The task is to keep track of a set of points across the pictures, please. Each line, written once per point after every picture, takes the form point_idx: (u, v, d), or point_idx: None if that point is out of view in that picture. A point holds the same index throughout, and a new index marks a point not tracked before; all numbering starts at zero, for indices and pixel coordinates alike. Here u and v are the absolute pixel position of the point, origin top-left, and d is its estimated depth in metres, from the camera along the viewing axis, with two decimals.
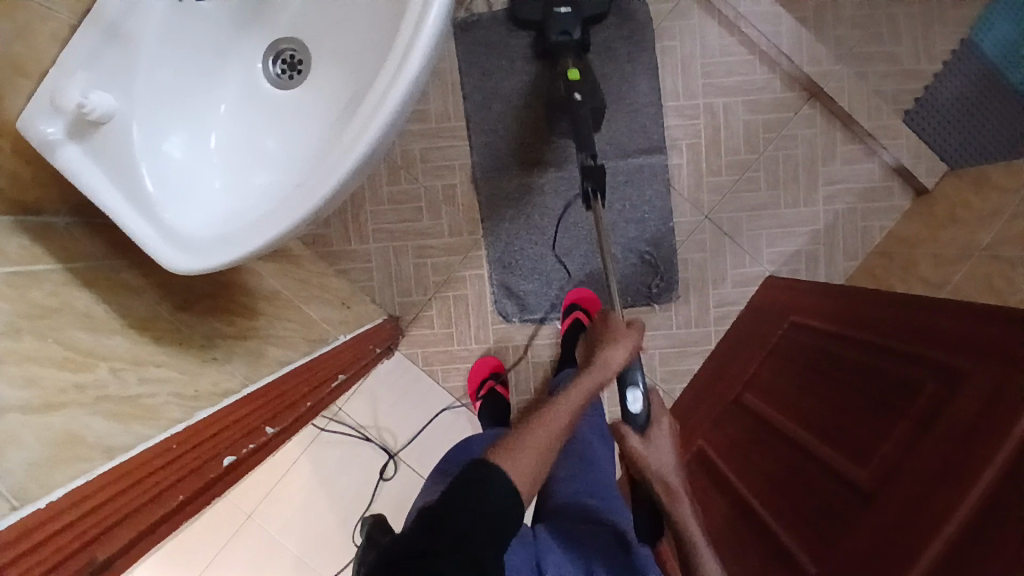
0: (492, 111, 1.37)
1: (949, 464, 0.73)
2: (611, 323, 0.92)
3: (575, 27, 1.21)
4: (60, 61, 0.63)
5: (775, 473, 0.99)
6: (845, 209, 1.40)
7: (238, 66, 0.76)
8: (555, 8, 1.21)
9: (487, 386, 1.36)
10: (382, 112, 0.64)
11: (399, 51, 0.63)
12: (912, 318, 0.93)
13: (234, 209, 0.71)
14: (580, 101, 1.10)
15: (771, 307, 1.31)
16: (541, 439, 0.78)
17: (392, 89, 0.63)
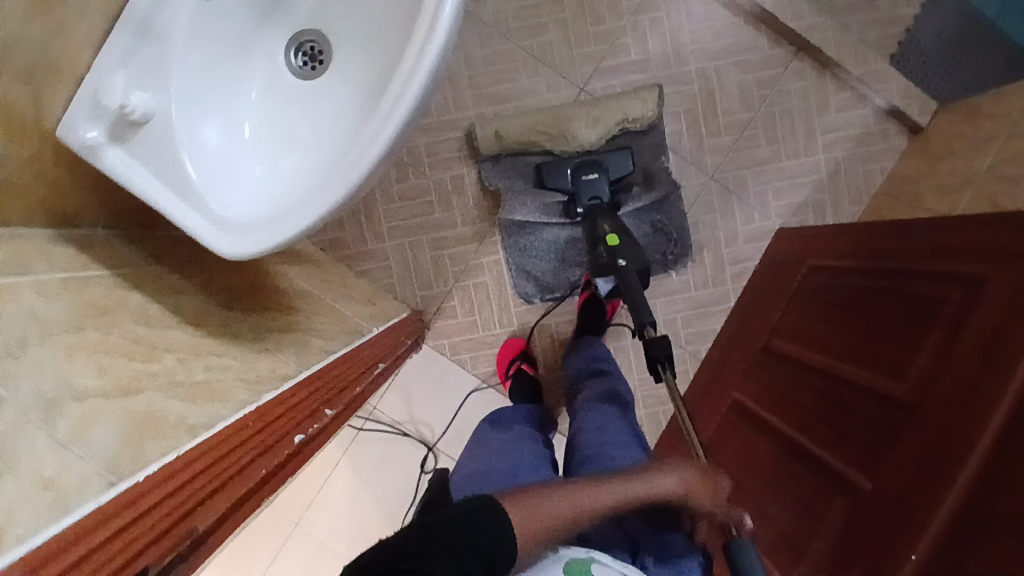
0: (506, 159, 1.40)
1: (987, 360, 0.75)
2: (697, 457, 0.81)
3: (604, 191, 1.32)
4: (96, 66, 0.66)
5: (814, 407, 1.00)
6: (844, 155, 1.43)
7: (260, 59, 0.77)
8: (585, 175, 1.31)
9: (516, 366, 1.38)
10: (417, 77, 0.66)
11: (428, 21, 0.67)
12: (932, 239, 0.95)
13: (274, 193, 0.73)
14: (626, 266, 1.15)
15: (788, 255, 1.33)
16: (552, 509, 0.69)
17: (425, 52, 0.66)
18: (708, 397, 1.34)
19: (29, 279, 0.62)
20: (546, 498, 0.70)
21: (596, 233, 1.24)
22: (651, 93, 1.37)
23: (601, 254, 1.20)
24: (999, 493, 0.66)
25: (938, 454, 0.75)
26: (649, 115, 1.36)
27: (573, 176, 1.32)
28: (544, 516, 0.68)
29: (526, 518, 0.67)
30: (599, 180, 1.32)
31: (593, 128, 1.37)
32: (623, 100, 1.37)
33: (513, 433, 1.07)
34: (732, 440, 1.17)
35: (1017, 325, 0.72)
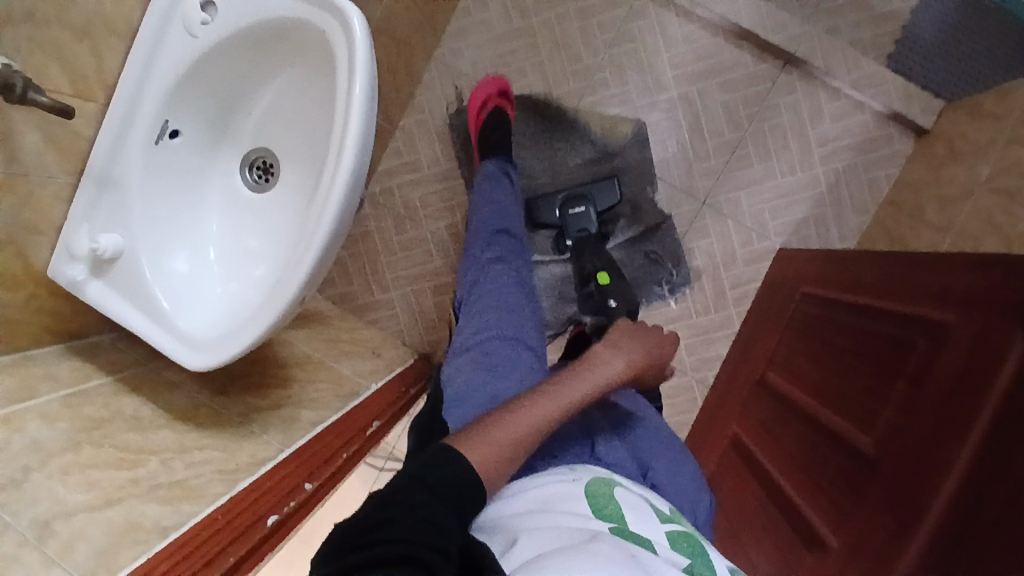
0: None
1: (945, 418, 0.73)
2: (621, 342, 0.89)
3: (591, 222, 1.35)
4: (71, 216, 0.76)
5: (796, 452, 0.99)
6: (844, 165, 1.37)
7: (220, 180, 0.86)
8: (571, 210, 1.35)
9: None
10: (331, 196, 0.71)
11: (336, 147, 0.70)
12: (911, 277, 0.92)
13: (235, 303, 0.81)
14: (615, 308, 1.22)
15: (783, 281, 1.31)
16: (508, 433, 0.70)
17: (337, 173, 0.70)
18: (711, 430, 1.34)
19: (32, 406, 0.73)
20: (517, 412, 0.73)
21: (584, 270, 1.30)
22: (635, 121, 1.40)
23: (591, 293, 1.27)
24: (943, 571, 0.65)
25: (893, 519, 0.74)
26: (636, 146, 1.40)
27: (561, 209, 1.35)
28: (521, 427, 0.71)
29: (490, 439, 0.69)
30: (587, 212, 1.35)
31: (579, 153, 1.43)
32: (608, 134, 1.41)
33: (495, 294, 1.03)
34: (730, 477, 1.17)
35: (975, 385, 0.70)
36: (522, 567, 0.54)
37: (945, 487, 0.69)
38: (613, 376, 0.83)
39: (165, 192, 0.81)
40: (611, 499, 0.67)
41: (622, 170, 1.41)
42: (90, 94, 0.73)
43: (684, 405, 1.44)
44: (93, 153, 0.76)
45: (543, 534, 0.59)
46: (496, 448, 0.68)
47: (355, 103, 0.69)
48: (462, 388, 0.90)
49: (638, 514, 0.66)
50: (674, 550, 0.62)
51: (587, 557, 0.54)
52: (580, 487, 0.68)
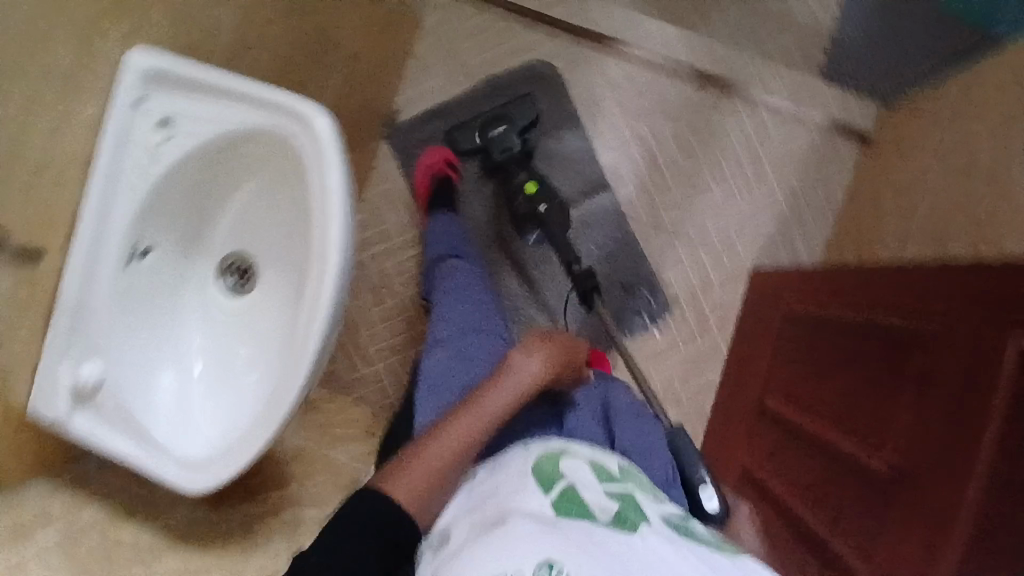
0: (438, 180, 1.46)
1: (952, 426, 0.76)
2: (542, 347, 0.98)
3: (513, 139, 1.37)
4: (46, 353, 0.73)
5: (812, 479, 1.00)
6: (799, 178, 1.42)
7: (195, 292, 0.85)
8: (491, 131, 1.37)
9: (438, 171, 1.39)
10: (322, 306, 0.74)
11: (321, 248, 0.74)
12: (899, 291, 0.97)
13: (228, 420, 0.81)
14: (546, 213, 1.30)
15: (764, 300, 1.35)
16: (444, 448, 0.83)
17: (326, 272, 0.73)
18: (721, 458, 1.34)
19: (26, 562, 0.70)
20: (453, 430, 0.85)
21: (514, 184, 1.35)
22: (594, 160, 1.45)
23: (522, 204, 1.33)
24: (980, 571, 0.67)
25: (923, 529, 0.75)
26: (595, 174, 1.45)
27: (481, 133, 1.38)
28: (452, 443, 0.84)
29: (420, 473, 0.79)
30: (507, 131, 1.37)
31: (535, 133, 1.46)
32: (572, 160, 1.45)
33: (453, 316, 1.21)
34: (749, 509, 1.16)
35: (979, 387, 0.74)
36: (445, 563, 0.63)
37: (966, 490, 0.71)
38: (531, 379, 0.94)
39: (141, 312, 0.80)
40: (554, 471, 0.72)
41: (563, 155, 1.45)
42: (56, 231, 0.72)
43: (686, 433, 1.44)
44: (65, 286, 0.73)
45: (483, 526, 0.65)
46: (426, 470, 0.80)
47: (333, 202, 0.73)
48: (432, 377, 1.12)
49: (582, 481, 0.71)
50: (607, 502, 0.68)
51: (518, 545, 0.59)
52: (529, 463, 0.74)
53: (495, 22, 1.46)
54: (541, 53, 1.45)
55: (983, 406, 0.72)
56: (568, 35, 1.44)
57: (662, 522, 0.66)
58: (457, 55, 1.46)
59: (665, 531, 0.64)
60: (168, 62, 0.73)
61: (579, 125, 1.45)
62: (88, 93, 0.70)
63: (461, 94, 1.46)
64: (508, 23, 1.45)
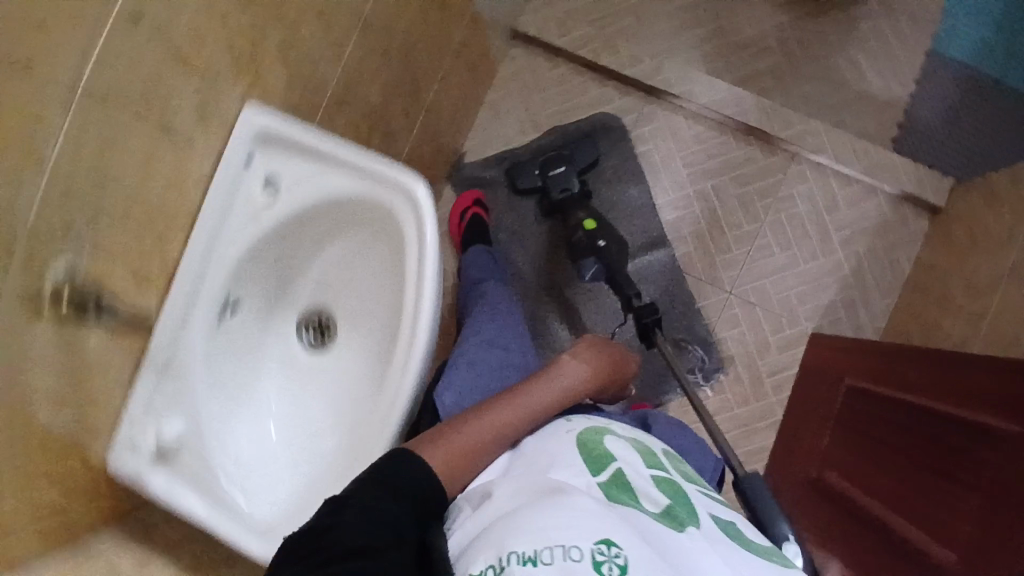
0: (501, 225, 1.49)
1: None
2: (586, 351, 0.92)
3: (571, 180, 1.36)
4: (131, 406, 0.73)
5: (887, 565, 0.97)
6: (864, 249, 1.40)
7: (277, 344, 0.86)
8: (551, 171, 1.37)
9: (470, 210, 1.42)
10: (410, 374, 0.72)
11: (410, 319, 0.73)
12: (961, 379, 0.94)
13: (301, 482, 0.79)
14: (606, 246, 1.23)
15: (820, 369, 1.31)
16: (479, 432, 0.74)
17: (416, 345, 0.72)
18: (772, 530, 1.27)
19: None
20: (482, 413, 0.77)
21: (571, 222, 1.31)
22: (654, 215, 1.44)
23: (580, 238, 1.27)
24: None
25: None
26: (657, 230, 1.44)
27: (541, 171, 1.39)
28: (487, 427, 0.75)
29: (450, 442, 0.72)
30: (566, 171, 1.37)
31: (595, 179, 1.45)
32: (634, 214, 1.44)
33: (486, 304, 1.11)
34: None
35: None
36: (492, 526, 0.57)
37: None
38: (575, 382, 0.86)
39: (224, 368, 0.80)
40: (601, 446, 0.68)
41: (619, 207, 1.44)
42: (151, 284, 0.72)
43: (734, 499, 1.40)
44: (156, 339, 0.74)
45: (525, 486, 0.63)
46: (464, 445, 0.72)
47: (428, 276, 0.73)
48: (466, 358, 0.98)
49: (629, 462, 0.67)
50: (656, 492, 0.64)
51: (566, 510, 0.56)
52: (571, 438, 0.70)
53: (566, 76, 1.47)
54: (609, 108, 1.46)
55: None
56: (638, 90, 1.45)
57: (713, 524, 0.62)
58: (527, 105, 1.48)
59: (721, 541, 0.59)
60: (280, 126, 0.74)
61: (642, 181, 1.44)
62: (201, 146, 0.71)
63: (530, 140, 1.47)
64: (580, 78, 1.47)
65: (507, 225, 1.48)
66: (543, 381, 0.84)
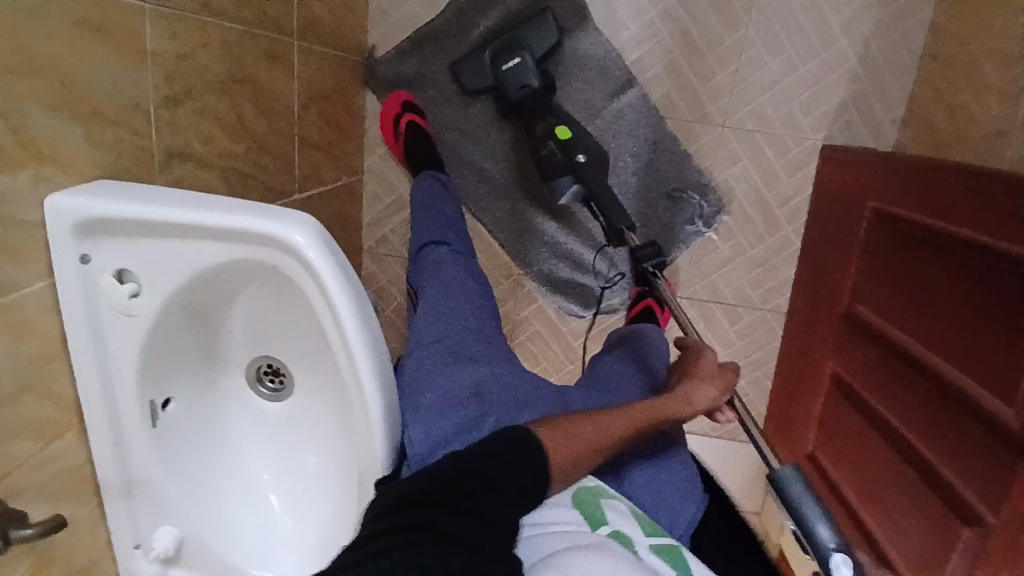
0: (444, 115, 1.26)
1: None
2: (702, 364, 0.95)
3: (532, 76, 1.14)
4: (112, 531, 0.70)
5: (929, 412, 0.92)
6: (873, 26, 1.14)
7: (235, 406, 0.77)
8: (505, 65, 1.14)
9: (403, 119, 1.21)
10: (375, 408, 0.67)
11: (346, 355, 0.65)
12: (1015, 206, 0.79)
13: (315, 536, 0.75)
14: (585, 162, 1.11)
15: (842, 191, 1.16)
16: (590, 430, 0.76)
17: (365, 389, 0.66)
18: (807, 365, 1.25)
19: None
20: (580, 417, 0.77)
21: (539, 132, 1.15)
22: (616, 55, 1.19)
23: (551, 151, 1.12)
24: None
25: None
26: (621, 73, 1.20)
27: (493, 66, 1.16)
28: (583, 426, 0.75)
29: (577, 438, 0.74)
30: (524, 62, 1.14)
31: None
32: (589, 69, 1.21)
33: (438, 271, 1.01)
34: (850, 429, 1.12)
35: None
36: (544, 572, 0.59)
37: None
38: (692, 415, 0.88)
39: (188, 459, 0.72)
40: (596, 505, 0.72)
41: (566, 66, 1.21)
42: (62, 430, 0.63)
43: None
44: (100, 469, 0.67)
45: (550, 545, 0.65)
46: (586, 441, 0.74)
47: (349, 321, 0.63)
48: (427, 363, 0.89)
49: (627, 522, 0.72)
50: (661, 563, 0.67)
51: (607, 556, 0.61)
52: (569, 506, 0.72)
53: None
54: None
55: None
56: None
57: None
58: None
59: None
60: (103, 208, 0.58)
61: (586, 21, 1.18)
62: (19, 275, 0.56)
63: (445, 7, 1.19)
64: None
65: (450, 113, 1.26)
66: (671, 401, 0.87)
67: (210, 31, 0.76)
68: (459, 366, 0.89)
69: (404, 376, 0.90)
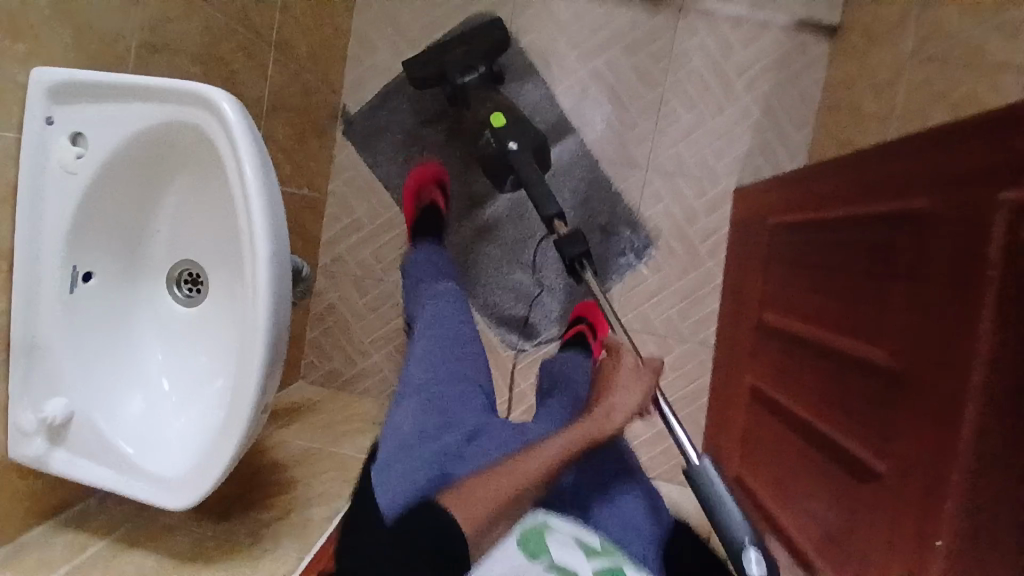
0: (404, 144, 1.42)
1: (957, 318, 0.71)
2: (619, 372, 0.97)
3: (477, 66, 1.28)
4: (11, 396, 0.73)
5: (823, 388, 0.96)
6: (769, 89, 1.36)
7: (148, 307, 0.82)
8: (455, 73, 1.27)
9: (427, 192, 1.31)
10: (263, 292, 0.70)
11: (248, 230, 0.69)
12: (882, 176, 0.90)
13: (195, 438, 0.75)
14: (516, 149, 1.20)
15: (750, 218, 1.29)
16: (502, 488, 0.82)
17: (258, 262, 0.69)
18: (729, 386, 1.30)
19: None
20: (509, 469, 0.84)
21: (480, 116, 1.26)
22: (552, 102, 1.40)
23: (489, 139, 1.23)
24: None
25: (936, 441, 0.71)
26: (558, 118, 1.40)
27: (443, 75, 1.28)
28: (501, 484, 0.82)
29: (494, 496, 0.81)
30: (475, 78, 1.28)
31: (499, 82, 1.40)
32: (534, 113, 1.40)
33: (442, 304, 1.14)
34: (760, 429, 1.15)
35: (976, 271, 0.68)
36: None
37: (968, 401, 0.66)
38: (623, 420, 0.91)
39: (95, 341, 0.77)
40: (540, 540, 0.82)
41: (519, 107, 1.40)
42: None
43: (696, 370, 1.41)
44: (13, 325, 0.72)
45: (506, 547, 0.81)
46: (489, 499, 0.80)
47: (254, 194, 0.68)
48: (406, 418, 0.99)
49: (566, 549, 0.82)
50: None
51: None
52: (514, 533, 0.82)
53: None
54: (483, 7, 1.39)
55: (984, 287, 0.67)
56: None
57: None
58: (397, 26, 1.41)
59: None
60: (74, 77, 0.71)
61: (535, 74, 1.40)
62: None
63: (413, 59, 1.41)
64: None
65: (411, 140, 1.42)
66: (590, 424, 0.90)
67: (196, 10, 0.94)
68: (427, 408, 0.99)
69: (392, 409, 1.03)
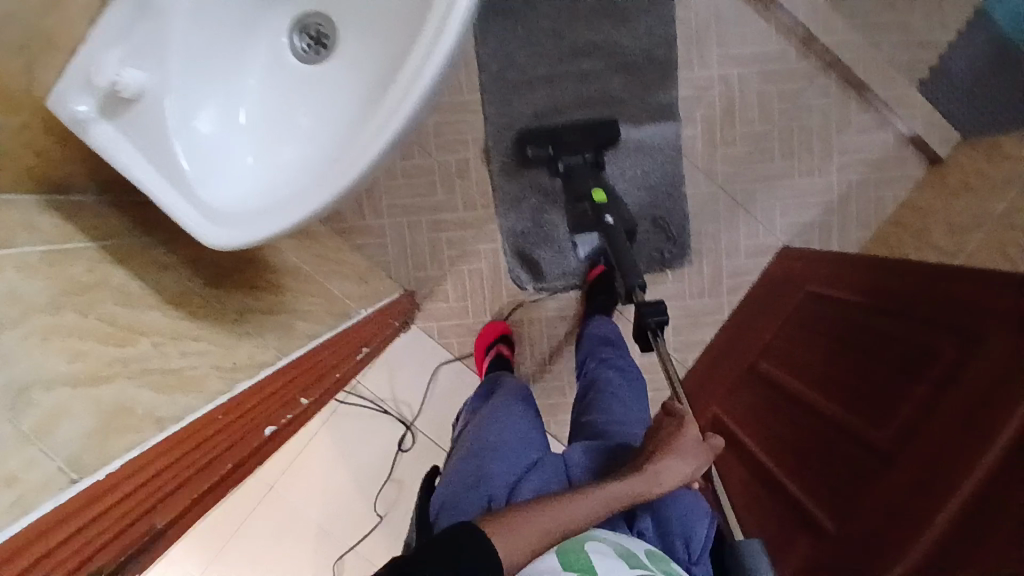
0: (513, 44, 1.35)
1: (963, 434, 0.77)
2: (680, 428, 0.80)
3: (585, 148, 1.28)
4: (89, 38, 0.65)
5: (794, 442, 1.06)
6: (857, 179, 1.40)
7: (264, 37, 0.77)
8: (562, 133, 1.29)
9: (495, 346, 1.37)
10: (417, 88, 0.65)
11: (438, 18, 0.65)
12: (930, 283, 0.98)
13: (267, 185, 0.74)
14: (612, 224, 1.12)
15: (783, 277, 1.36)
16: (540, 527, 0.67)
17: (430, 62, 0.64)
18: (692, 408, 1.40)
19: (11, 254, 0.58)
20: (549, 506, 0.70)
21: (579, 186, 1.20)
22: (673, 78, 1.36)
23: (585, 208, 1.16)
24: (986, 522, 0.70)
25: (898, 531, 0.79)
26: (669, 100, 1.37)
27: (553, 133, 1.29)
28: (546, 526, 0.67)
29: (519, 532, 0.65)
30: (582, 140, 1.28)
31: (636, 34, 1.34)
32: (650, 82, 1.36)
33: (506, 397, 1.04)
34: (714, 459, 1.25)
35: (1000, 404, 0.75)
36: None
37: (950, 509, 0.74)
38: (678, 480, 0.77)
39: (209, 42, 0.72)
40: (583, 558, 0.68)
41: (646, 67, 1.35)
42: None
43: (659, 382, 1.47)
44: None
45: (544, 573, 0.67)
46: (539, 531, 0.66)
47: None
48: (454, 480, 0.88)
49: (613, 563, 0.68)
50: None
51: None
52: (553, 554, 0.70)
53: None
54: None
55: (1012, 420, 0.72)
56: None
57: None
58: None
59: None
60: None
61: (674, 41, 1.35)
62: None
63: None
64: None
65: (518, 45, 1.35)
66: (639, 480, 0.76)
67: None
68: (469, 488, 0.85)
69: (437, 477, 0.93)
